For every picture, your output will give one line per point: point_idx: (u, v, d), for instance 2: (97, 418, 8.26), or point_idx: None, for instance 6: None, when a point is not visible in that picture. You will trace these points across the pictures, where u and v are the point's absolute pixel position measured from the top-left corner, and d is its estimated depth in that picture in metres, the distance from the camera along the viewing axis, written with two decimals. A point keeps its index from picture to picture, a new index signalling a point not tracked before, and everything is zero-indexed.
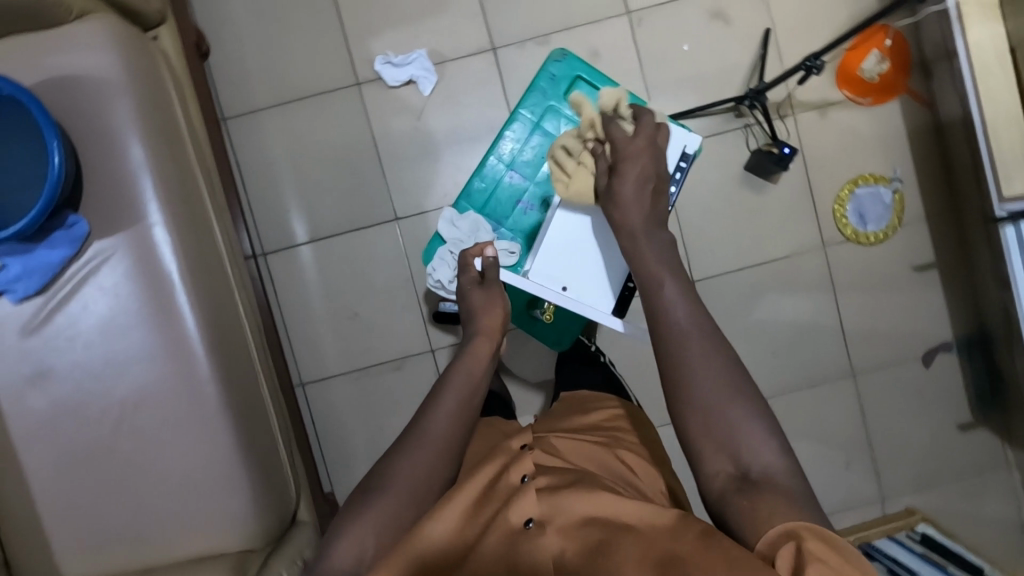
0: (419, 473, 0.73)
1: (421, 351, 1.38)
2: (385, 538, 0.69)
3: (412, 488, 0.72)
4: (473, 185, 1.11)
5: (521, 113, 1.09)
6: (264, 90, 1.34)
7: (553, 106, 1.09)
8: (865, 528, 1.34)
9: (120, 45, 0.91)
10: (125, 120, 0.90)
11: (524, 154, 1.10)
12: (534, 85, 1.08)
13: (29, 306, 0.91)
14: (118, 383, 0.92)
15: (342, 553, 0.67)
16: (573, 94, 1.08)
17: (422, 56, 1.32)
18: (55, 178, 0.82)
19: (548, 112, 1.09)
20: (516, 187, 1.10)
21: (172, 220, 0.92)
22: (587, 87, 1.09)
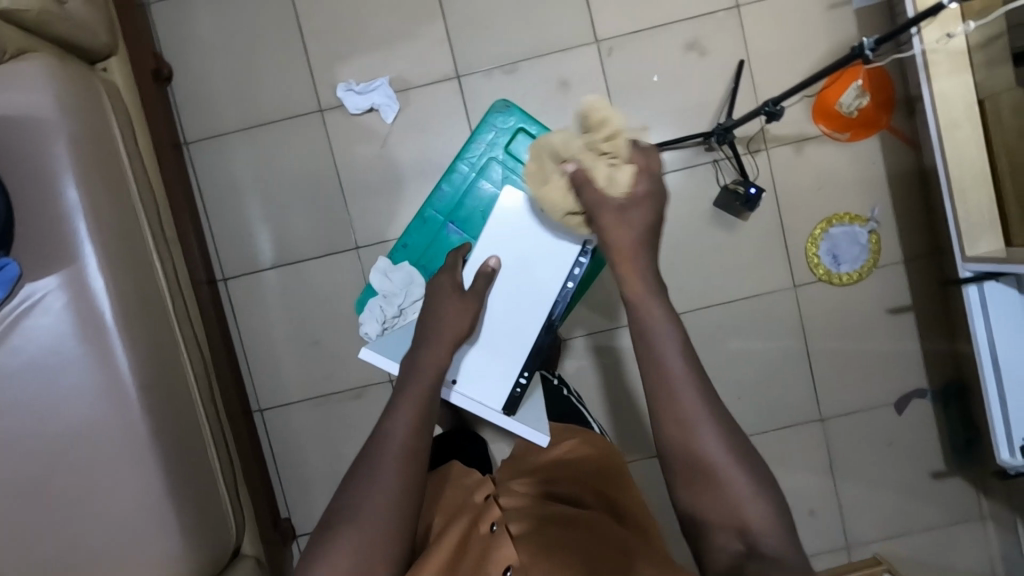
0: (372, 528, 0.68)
1: (382, 380, 1.35)
2: None
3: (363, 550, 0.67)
4: (410, 236, 1.11)
5: (461, 165, 1.09)
6: (228, 114, 1.31)
7: (493, 157, 1.09)
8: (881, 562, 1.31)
9: (57, 85, 0.89)
10: (60, 160, 0.89)
11: (464, 206, 1.10)
12: (475, 135, 1.08)
13: None
14: (49, 425, 0.91)
15: None
16: (514, 146, 1.08)
17: (385, 84, 1.29)
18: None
19: (488, 164, 1.09)
20: (455, 239, 1.10)
21: (106, 259, 0.91)
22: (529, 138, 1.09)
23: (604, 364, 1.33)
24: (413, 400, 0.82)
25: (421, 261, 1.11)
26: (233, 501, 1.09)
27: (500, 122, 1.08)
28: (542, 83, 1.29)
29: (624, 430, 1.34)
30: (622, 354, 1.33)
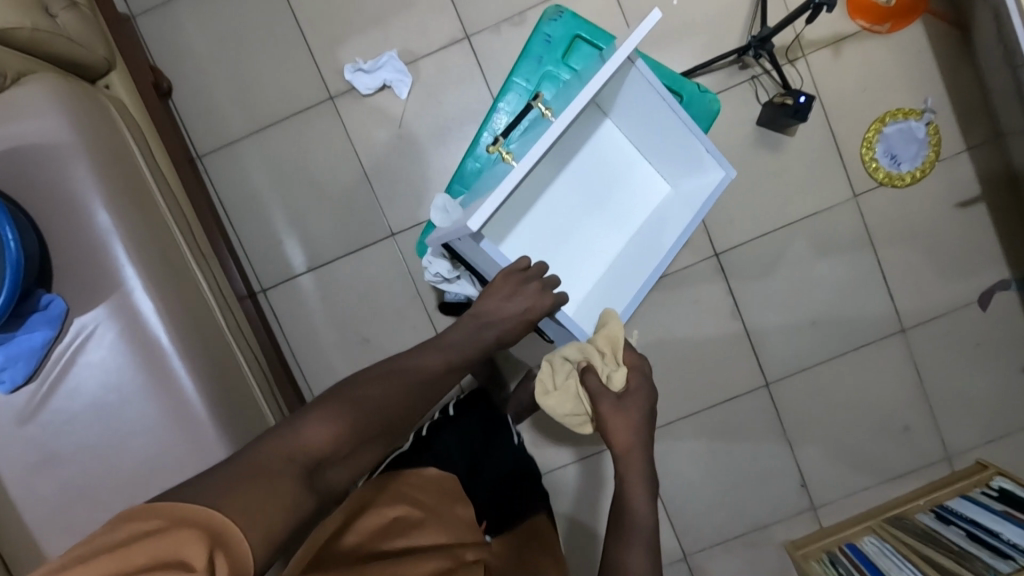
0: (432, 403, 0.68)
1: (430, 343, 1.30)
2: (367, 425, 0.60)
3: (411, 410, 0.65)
4: (467, 165, 1.04)
5: (515, 82, 1.02)
6: (235, 120, 1.25)
7: (550, 72, 1.02)
8: (985, 470, 1.24)
9: (70, 106, 0.85)
10: (85, 182, 0.84)
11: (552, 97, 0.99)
12: (532, 41, 1.01)
13: (21, 394, 0.85)
14: (126, 456, 0.87)
15: (317, 431, 0.57)
16: (571, 58, 1.00)
17: (392, 57, 1.22)
18: (16, 254, 0.75)
19: (546, 79, 1.02)
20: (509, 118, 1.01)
21: (151, 281, 0.86)
22: (587, 48, 1.01)
23: (667, 311, 1.28)
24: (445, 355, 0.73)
25: (502, 100, 1.03)
26: None
27: (552, 28, 1.01)
28: None
29: (695, 379, 1.30)
30: (680, 300, 1.28)
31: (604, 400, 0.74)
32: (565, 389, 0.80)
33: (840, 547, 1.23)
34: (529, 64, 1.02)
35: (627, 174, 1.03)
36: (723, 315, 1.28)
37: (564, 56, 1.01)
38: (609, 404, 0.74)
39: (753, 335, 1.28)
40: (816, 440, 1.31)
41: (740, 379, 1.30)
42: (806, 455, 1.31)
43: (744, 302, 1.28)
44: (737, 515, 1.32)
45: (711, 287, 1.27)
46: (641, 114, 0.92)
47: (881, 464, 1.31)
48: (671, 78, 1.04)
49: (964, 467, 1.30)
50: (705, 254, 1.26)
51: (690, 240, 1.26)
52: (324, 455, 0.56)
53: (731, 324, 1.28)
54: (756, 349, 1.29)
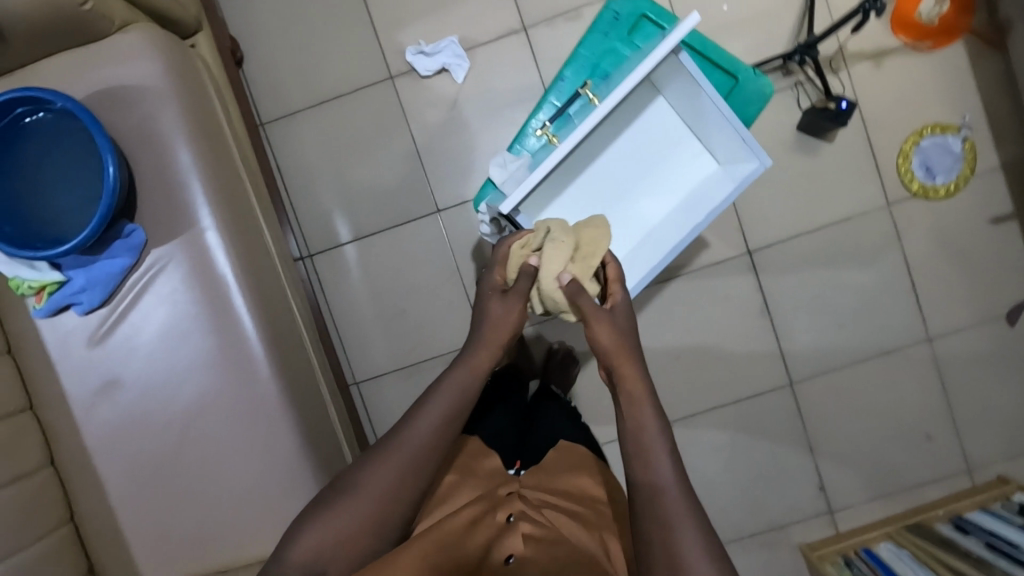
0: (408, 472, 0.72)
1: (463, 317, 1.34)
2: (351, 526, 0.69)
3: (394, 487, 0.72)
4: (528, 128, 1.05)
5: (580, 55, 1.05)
6: (299, 93, 1.32)
7: (614, 48, 1.04)
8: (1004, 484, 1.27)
9: (165, 55, 0.91)
10: (172, 125, 0.90)
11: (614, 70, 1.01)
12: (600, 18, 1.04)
13: (95, 317, 0.90)
14: (185, 387, 0.92)
15: (306, 544, 0.67)
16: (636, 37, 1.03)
17: (453, 43, 1.28)
18: (111, 190, 0.78)
19: (609, 54, 1.04)
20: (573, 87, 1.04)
21: (223, 222, 0.92)
22: (652, 28, 1.03)
23: (698, 303, 1.31)
24: (437, 412, 0.74)
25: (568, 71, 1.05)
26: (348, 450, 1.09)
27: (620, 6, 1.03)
28: None
29: (721, 373, 1.33)
30: (711, 294, 1.31)
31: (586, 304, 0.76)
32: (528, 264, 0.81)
33: (856, 551, 1.25)
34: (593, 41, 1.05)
35: (674, 146, 0.91)
36: (753, 312, 1.31)
37: (629, 34, 1.04)
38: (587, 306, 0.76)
39: (781, 333, 1.31)
40: (837, 442, 1.32)
41: (766, 376, 1.32)
42: (826, 457, 1.33)
43: (774, 301, 1.31)
44: (754, 512, 1.34)
45: (743, 283, 1.30)
46: (684, 89, 0.83)
47: (901, 471, 1.32)
48: (728, 61, 1.03)
49: (984, 482, 1.31)
50: (738, 250, 1.30)
51: (724, 235, 1.30)
52: (329, 558, 0.67)
53: (759, 321, 1.31)
54: (783, 348, 1.31)
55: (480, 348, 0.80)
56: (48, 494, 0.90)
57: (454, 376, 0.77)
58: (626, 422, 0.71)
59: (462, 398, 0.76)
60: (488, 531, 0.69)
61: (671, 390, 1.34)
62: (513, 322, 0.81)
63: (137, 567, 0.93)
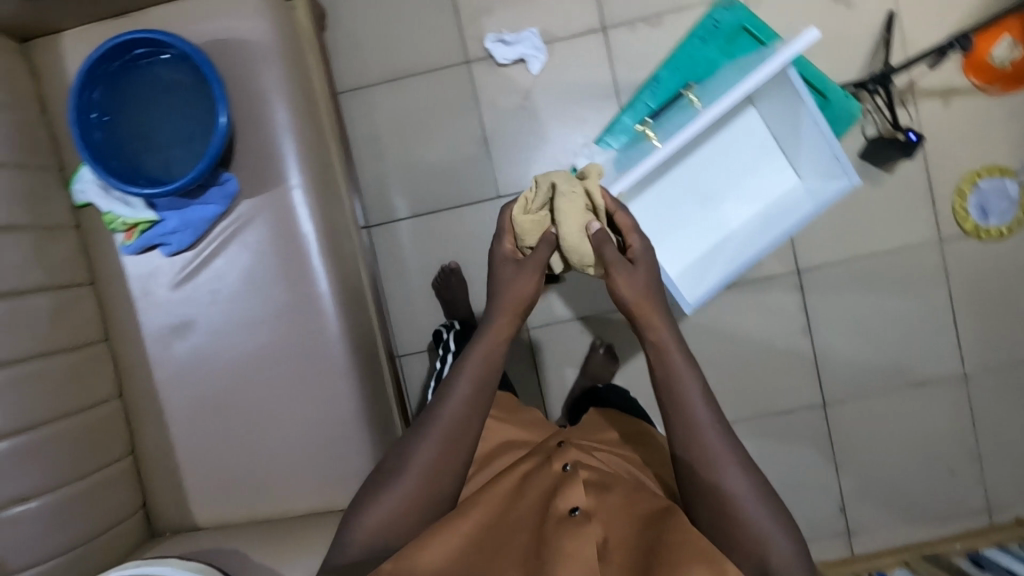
0: (449, 441, 0.74)
1: None
2: (408, 502, 0.73)
3: (440, 457, 0.74)
4: None
5: None
6: (377, 67, 1.34)
7: None
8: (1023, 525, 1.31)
9: (273, 14, 0.94)
10: (272, 82, 0.93)
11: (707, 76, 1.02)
12: None
13: (180, 260, 0.92)
14: (254, 337, 0.94)
15: (369, 522, 0.72)
16: None
17: (533, 35, 1.30)
18: (223, 139, 0.81)
19: None
20: None
21: (310, 182, 0.94)
22: None
23: (742, 316, 1.34)
24: (470, 376, 0.75)
25: None
26: (397, 416, 1.12)
27: None
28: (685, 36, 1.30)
29: (756, 387, 1.35)
30: (756, 308, 1.33)
31: (619, 271, 0.74)
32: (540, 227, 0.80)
33: None
34: None
35: (762, 157, 0.93)
36: (795, 331, 1.33)
37: None
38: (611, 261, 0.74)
39: (819, 354, 1.34)
40: (861, 467, 1.35)
41: (800, 394, 1.34)
42: (849, 480, 1.35)
43: (816, 322, 1.33)
44: None
45: (788, 301, 1.33)
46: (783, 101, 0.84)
47: (921, 502, 1.35)
48: (818, 78, 1.04)
49: (1001, 521, 1.33)
50: (787, 268, 1.32)
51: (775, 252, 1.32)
52: (394, 528, 0.72)
53: (799, 340, 1.34)
54: (820, 369, 1.34)
55: (502, 317, 0.77)
56: (113, 425, 0.92)
57: (475, 352, 0.76)
58: (657, 373, 0.72)
59: (490, 366, 0.76)
60: (537, 481, 0.73)
61: None
62: (523, 291, 0.77)
63: (190, 506, 0.96)
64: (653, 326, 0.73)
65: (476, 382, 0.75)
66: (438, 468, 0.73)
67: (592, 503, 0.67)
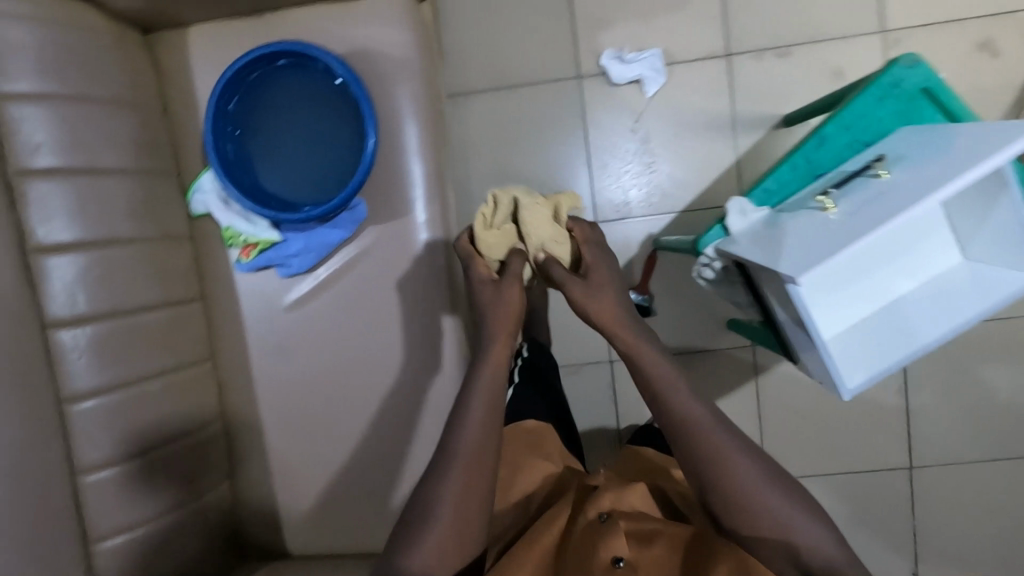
0: (469, 478, 0.67)
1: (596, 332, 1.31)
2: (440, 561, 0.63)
3: (466, 504, 0.66)
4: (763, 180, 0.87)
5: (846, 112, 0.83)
6: (483, 72, 1.27)
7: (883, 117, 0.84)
8: None
9: (414, 26, 0.87)
10: (406, 101, 0.87)
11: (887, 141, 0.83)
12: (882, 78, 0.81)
13: (300, 283, 0.87)
14: (364, 370, 0.88)
15: None
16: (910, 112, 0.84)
17: (654, 55, 1.23)
18: (369, 161, 0.75)
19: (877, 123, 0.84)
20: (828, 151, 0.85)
21: (436, 209, 0.88)
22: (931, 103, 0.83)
23: None
24: (481, 406, 0.69)
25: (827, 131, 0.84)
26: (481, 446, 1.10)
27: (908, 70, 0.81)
28: (815, 71, 1.22)
29: (841, 442, 1.31)
30: None
31: (574, 286, 0.73)
32: (498, 242, 0.76)
33: None
34: (863, 104, 0.83)
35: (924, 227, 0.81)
36: (890, 390, 1.28)
37: (903, 107, 0.83)
38: (579, 289, 0.73)
39: (912, 416, 1.29)
40: (940, 534, 1.31)
41: (886, 455, 1.30)
42: (925, 546, 1.31)
43: (914, 383, 1.28)
44: None
45: None
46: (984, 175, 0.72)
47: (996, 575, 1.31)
48: None
49: None
50: None
51: None
52: None
53: (894, 400, 1.29)
54: (910, 431, 1.29)
55: (495, 342, 0.73)
56: (213, 447, 0.88)
57: (483, 375, 0.71)
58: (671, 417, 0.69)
59: (494, 394, 0.71)
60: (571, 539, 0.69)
61: (787, 448, 1.32)
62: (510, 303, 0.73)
63: (280, 537, 0.91)
64: (631, 344, 0.72)
65: (488, 410, 0.70)
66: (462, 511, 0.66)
67: (635, 553, 0.65)
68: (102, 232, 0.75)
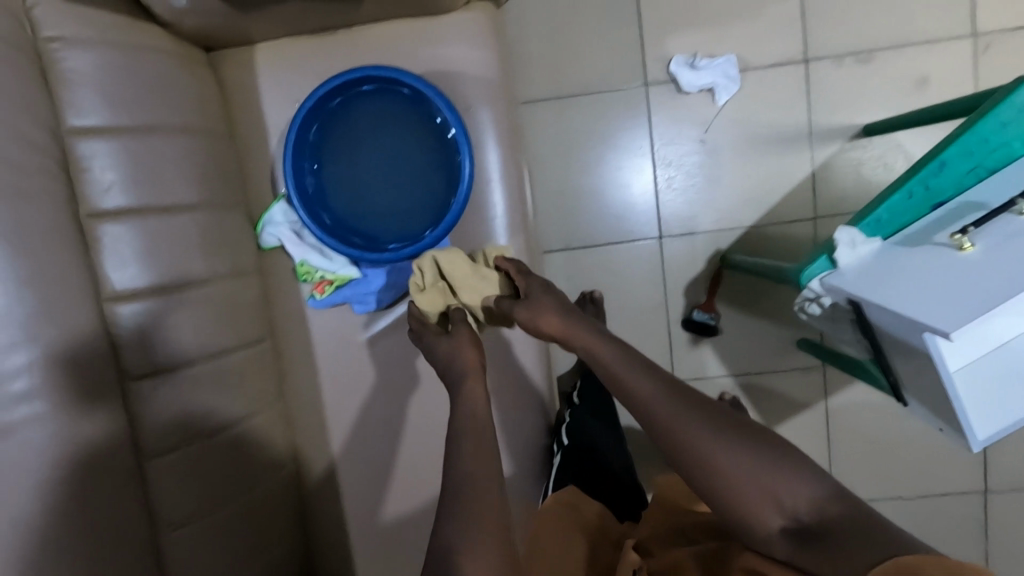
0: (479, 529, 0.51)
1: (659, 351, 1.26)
2: None
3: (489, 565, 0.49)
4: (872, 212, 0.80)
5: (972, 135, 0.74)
6: (543, 79, 1.20)
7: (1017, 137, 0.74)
8: None
9: (496, 43, 0.81)
10: (486, 125, 0.82)
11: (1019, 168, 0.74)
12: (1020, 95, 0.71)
13: (381, 321, 0.82)
14: (445, 410, 0.84)
15: None
16: None
17: (728, 62, 1.16)
18: (467, 189, 0.72)
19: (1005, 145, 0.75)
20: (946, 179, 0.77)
21: (518, 240, 0.83)
22: None
23: None
24: (473, 443, 0.57)
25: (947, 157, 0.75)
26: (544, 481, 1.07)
27: None
28: (898, 78, 1.15)
29: (913, 464, 1.26)
30: None
31: (523, 309, 0.68)
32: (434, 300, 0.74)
33: None
34: (993, 124, 0.73)
35: None
36: None
37: None
38: (524, 309, 0.68)
39: None
40: (1014, 559, 1.27)
41: (961, 477, 1.25)
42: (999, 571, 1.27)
43: None
44: None
45: None
46: None
47: None
48: None
49: None
50: None
51: None
52: None
53: None
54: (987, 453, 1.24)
55: (469, 381, 0.64)
56: (287, 491, 0.84)
57: (464, 413, 0.61)
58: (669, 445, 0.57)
59: (484, 425, 0.60)
60: None
61: (856, 470, 1.27)
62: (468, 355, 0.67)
63: None
64: (606, 353, 0.63)
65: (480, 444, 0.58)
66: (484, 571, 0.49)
67: None
68: (176, 275, 0.70)
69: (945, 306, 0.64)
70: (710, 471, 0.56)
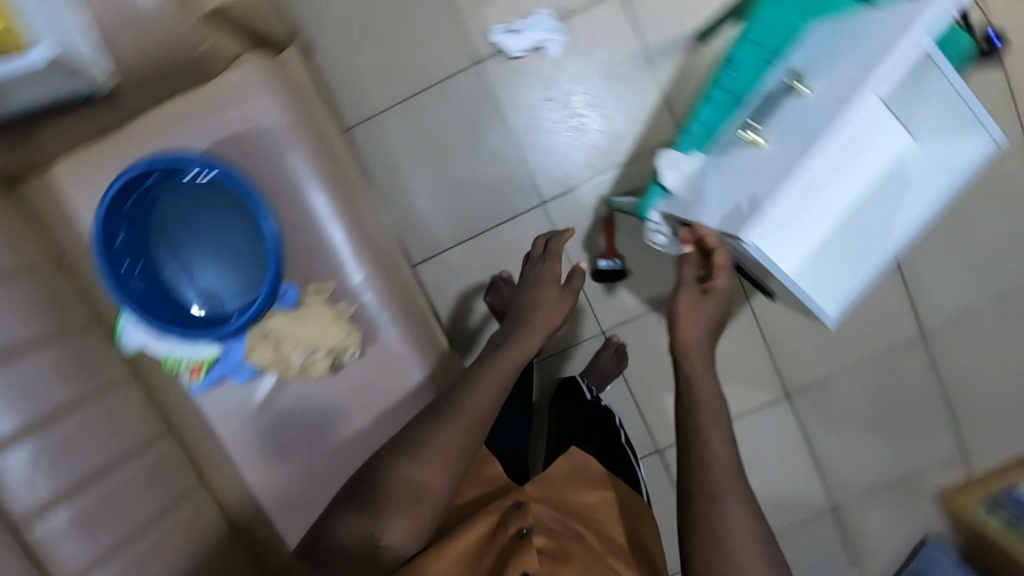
0: (458, 440, 0.68)
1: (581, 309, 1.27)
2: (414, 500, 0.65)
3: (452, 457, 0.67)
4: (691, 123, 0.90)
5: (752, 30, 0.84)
6: (380, 89, 1.20)
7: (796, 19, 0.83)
8: None
9: (280, 87, 0.82)
10: (302, 166, 0.82)
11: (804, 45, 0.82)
12: None
13: (261, 386, 0.84)
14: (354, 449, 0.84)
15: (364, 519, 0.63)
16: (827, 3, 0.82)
17: (545, 17, 1.16)
18: (275, 244, 0.76)
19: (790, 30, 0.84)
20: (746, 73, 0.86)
21: (369, 264, 0.85)
22: None
23: None
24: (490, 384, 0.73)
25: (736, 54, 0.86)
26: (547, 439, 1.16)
27: None
28: None
29: (850, 334, 1.29)
30: None
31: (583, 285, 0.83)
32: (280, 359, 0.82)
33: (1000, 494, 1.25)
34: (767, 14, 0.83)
35: None
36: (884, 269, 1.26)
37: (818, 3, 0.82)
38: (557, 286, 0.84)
39: (911, 286, 1.26)
40: (972, 390, 1.29)
41: (898, 331, 1.28)
42: (962, 406, 1.30)
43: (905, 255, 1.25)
44: (891, 467, 1.32)
45: None
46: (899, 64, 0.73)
47: None
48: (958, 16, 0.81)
49: None
50: None
51: None
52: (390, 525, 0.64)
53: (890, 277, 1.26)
54: (913, 301, 1.27)
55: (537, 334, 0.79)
56: None
57: (500, 358, 0.76)
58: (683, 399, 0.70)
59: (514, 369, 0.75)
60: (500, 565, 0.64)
61: (800, 357, 1.30)
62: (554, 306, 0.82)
63: None
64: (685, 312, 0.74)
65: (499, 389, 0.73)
66: (454, 469, 0.67)
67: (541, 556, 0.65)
68: (40, 409, 0.72)
69: (749, 208, 0.73)
70: (703, 469, 0.64)
